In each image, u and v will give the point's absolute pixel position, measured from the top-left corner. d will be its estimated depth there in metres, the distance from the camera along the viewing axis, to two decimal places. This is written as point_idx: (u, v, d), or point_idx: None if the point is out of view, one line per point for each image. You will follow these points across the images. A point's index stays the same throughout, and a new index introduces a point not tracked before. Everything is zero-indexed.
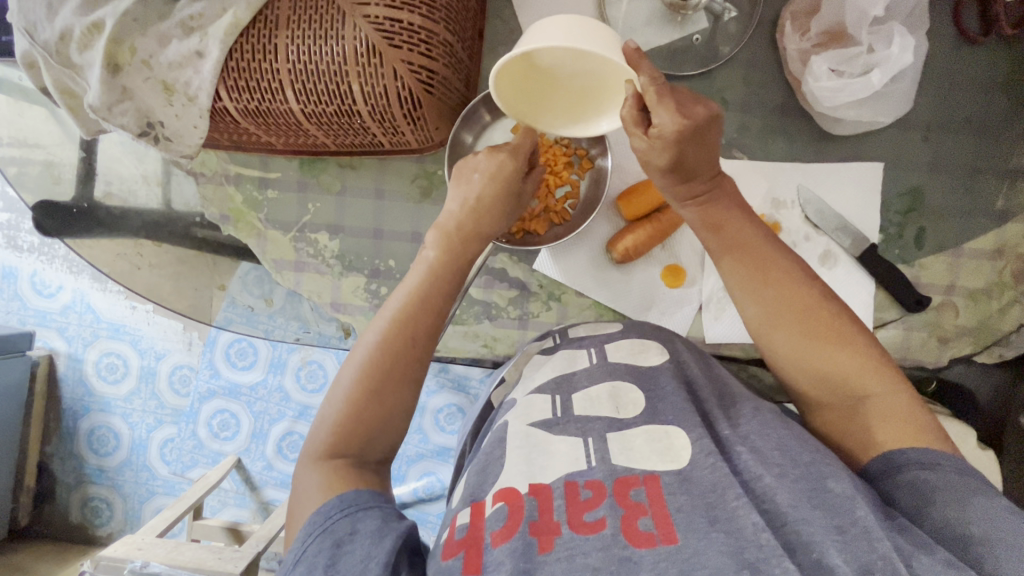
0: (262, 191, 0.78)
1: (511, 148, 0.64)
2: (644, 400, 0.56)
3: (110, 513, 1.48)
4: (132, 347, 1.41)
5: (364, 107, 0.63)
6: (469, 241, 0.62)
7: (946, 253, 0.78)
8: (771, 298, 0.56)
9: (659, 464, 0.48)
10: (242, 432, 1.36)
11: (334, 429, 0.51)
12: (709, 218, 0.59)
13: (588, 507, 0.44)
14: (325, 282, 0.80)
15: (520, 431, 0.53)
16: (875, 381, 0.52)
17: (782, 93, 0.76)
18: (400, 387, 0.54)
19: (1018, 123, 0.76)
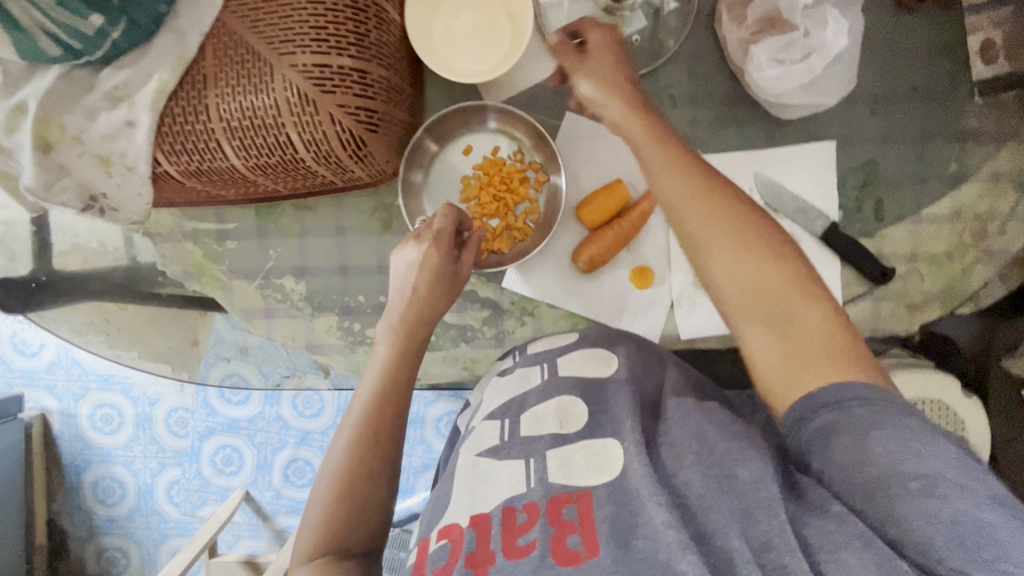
0: (222, 243, 0.78)
1: (432, 232, 0.62)
2: (587, 411, 0.60)
3: (127, 561, 1.49)
4: (124, 396, 1.41)
5: (307, 153, 0.62)
6: (416, 326, 0.61)
7: (906, 221, 0.79)
8: (701, 200, 0.53)
9: (591, 479, 0.53)
10: (247, 465, 1.42)
11: (312, 536, 0.52)
12: (647, 148, 0.57)
13: (522, 531, 0.50)
14: (297, 325, 0.79)
15: (469, 462, 0.59)
16: (798, 293, 0.50)
17: (728, 83, 0.76)
18: (372, 483, 0.54)
19: (962, 86, 0.77)
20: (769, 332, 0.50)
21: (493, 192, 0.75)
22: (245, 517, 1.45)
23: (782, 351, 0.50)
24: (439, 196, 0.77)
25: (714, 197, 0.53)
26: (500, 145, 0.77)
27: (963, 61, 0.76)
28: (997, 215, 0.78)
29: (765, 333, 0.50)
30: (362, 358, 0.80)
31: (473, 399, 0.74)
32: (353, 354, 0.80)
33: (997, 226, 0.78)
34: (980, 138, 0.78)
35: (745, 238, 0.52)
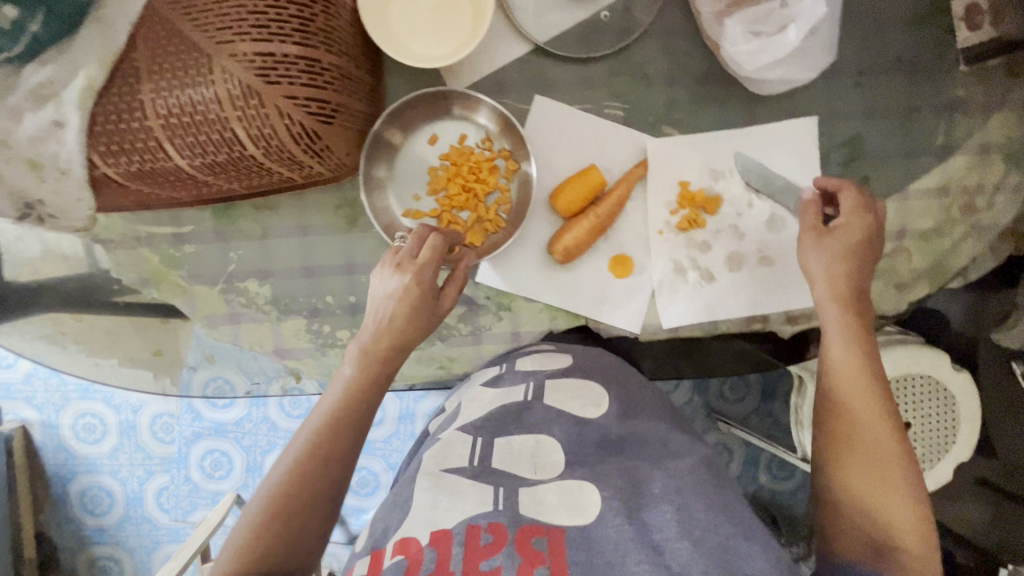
0: (178, 247, 0.73)
1: (415, 265, 0.60)
2: (563, 461, 0.56)
3: (119, 572, 1.47)
4: (105, 405, 1.38)
5: (257, 150, 0.58)
6: (384, 359, 0.60)
7: (893, 198, 0.76)
8: (862, 351, 0.64)
9: (565, 520, 0.49)
10: (237, 468, 1.41)
11: (240, 551, 0.49)
12: (850, 329, 0.65)
13: (486, 554, 0.45)
14: (264, 329, 0.76)
15: (432, 475, 0.54)
16: (896, 471, 0.59)
17: (705, 58, 0.72)
18: (309, 514, 0.52)
19: (948, 54, 0.73)
20: (863, 467, 0.60)
21: (461, 183, 0.71)
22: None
23: (863, 479, 0.59)
24: (405, 189, 0.73)
25: (858, 320, 0.66)
26: (467, 132, 0.73)
27: (949, 28, 0.73)
28: (986, 188, 0.76)
29: (858, 457, 0.60)
30: (334, 360, 0.77)
31: (448, 408, 0.72)
32: (325, 357, 0.77)
33: (986, 199, 0.76)
34: (969, 109, 0.74)
35: (851, 381, 0.63)
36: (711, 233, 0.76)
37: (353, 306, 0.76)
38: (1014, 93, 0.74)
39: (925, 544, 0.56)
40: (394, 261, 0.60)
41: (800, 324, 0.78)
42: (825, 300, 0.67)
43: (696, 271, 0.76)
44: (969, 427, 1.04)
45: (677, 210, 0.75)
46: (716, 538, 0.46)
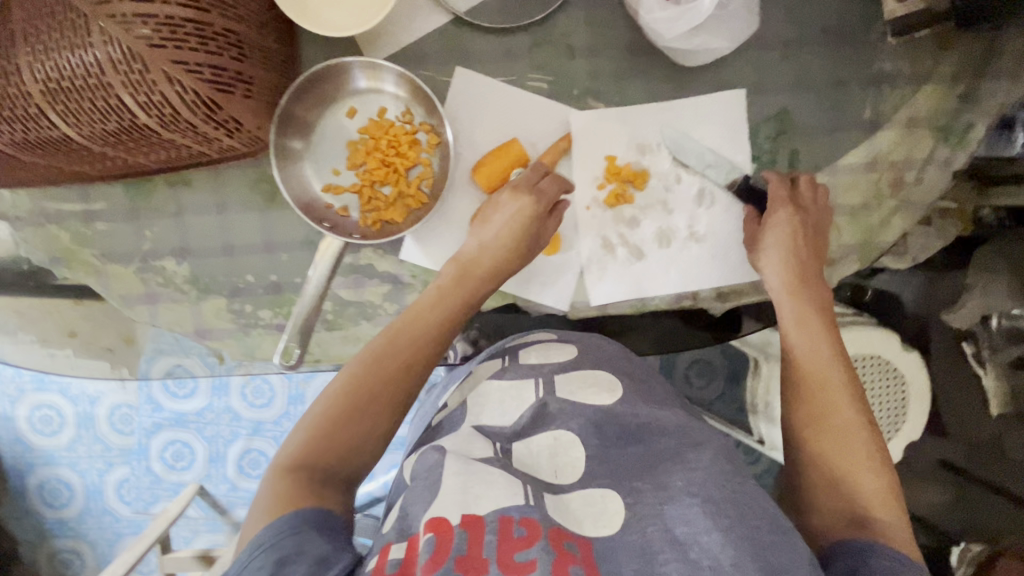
0: (90, 225, 0.71)
1: (533, 187, 0.69)
2: (584, 459, 0.57)
3: (83, 561, 1.49)
4: (62, 396, 1.39)
5: (150, 119, 0.56)
6: (464, 299, 0.67)
7: (822, 173, 0.75)
8: (819, 336, 0.70)
9: (591, 530, 0.50)
10: (199, 458, 1.41)
11: (295, 449, 0.55)
12: (800, 317, 0.71)
13: (521, 545, 0.45)
14: (183, 309, 0.74)
15: (461, 458, 0.54)
16: (863, 459, 0.63)
17: (629, 29, 0.70)
18: (387, 412, 0.59)
19: (875, 26, 0.73)
20: (825, 450, 0.64)
21: (381, 157, 0.70)
22: (201, 512, 1.46)
23: (829, 463, 0.64)
24: (325, 164, 0.72)
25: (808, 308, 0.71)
26: (386, 106, 0.71)
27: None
28: (915, 163, 0.75)
29: (825, 442, 0.65)
30: (257, 341, 0.75)
31: (452, 403, 0.68)
32: (247, 338, 0.75)
33: (916, 174, 0.75)
34: (895, 83, 0.74)
35: (809, 368, 0.69)
36: (639, 209, 0.75)
37: (276, 285, 0.74)
38: (942, 65, 0.73)
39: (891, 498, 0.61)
40: (516, 186, 0.69)
41: (731, 301, 0.77)
42: (779, 290, 0.72)
43: (625, 248, 0.75)
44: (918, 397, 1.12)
45: (604, 184, 0.75)
46: (741, 529, 0.49)
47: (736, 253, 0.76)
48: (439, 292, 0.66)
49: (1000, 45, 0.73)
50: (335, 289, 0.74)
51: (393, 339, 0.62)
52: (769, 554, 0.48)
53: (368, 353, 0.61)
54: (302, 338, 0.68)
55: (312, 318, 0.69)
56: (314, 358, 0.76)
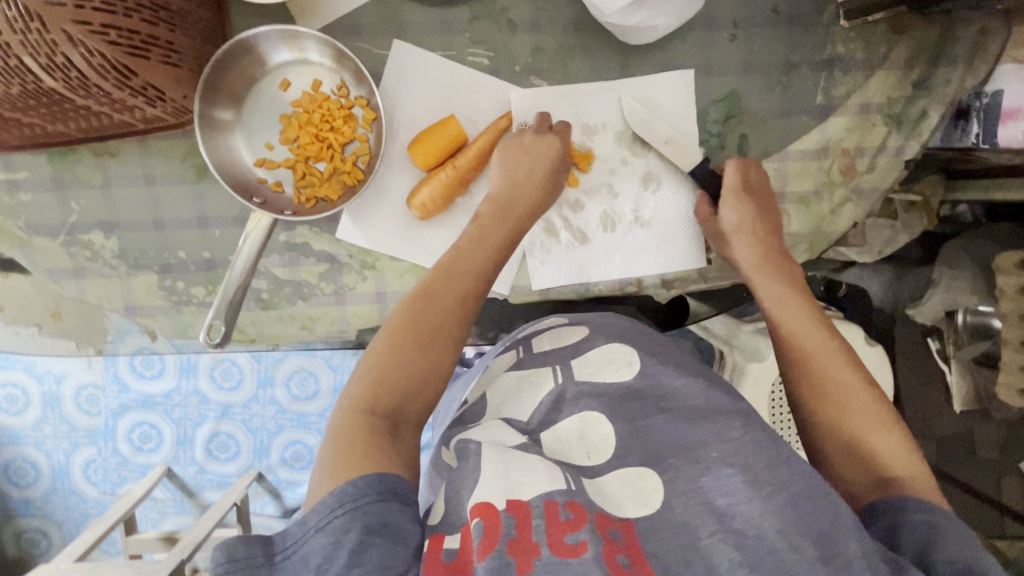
0: (14, 195, 0.69)
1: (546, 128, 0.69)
2: (614, 434, 0.58)
3: (48, 541, 1.49)
4: (27, 374, 1.36)
5: (56, 82, 0.52)
6: (498, 245, 0.65)
7: (772, 159, 0.74)
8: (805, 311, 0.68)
9: (632, 511, 0.52)
10: (166, 441, 1.39)
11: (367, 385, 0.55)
12: (777, 295, 0.69)
13: (570, 528, 0.46)
14: (113, 285, 0.72)
15: (497, 447, 0.54)
16: (877, 427, 0.60)
17: (573, 5, 0.69)
18: (443, 344, 0.58)
19: (829, 7, 0.71)
20: (839, 410, 0.61)
21: (314, 131, 0.68)
22: (168, 494, 1.43)
23: (846, 424, 0.60)
24: (258, 138, 0.70)
25: (782, 275, 0.71)
26: (321, 78, 0.69)
27: None
28: (867, 151, 0.73)
29: (837, 402, 0.62)
30: (189, 319, 0.73)
31: (472, 398, 0.68)
32: (179, 315, 0.73)
33: (867, 162, 0.73)
34: (848, 67, 0.72)
35: (811, 332, 0.66)
36: (584, 191, 0.74)
37: (208, 262, 0.72)
38: (896, 50, 0.72)
39: (913, 455, 0.58)
40: (538, 126, 0.69)
41: (676, 288, 0.76)
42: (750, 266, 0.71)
43: (569, 232, 0.74)
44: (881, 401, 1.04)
45: None
46: (786, 494, 0.50)
47: (683, 241, 0.75)
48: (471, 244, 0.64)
49: (957, 30, 0.71)
50: (270, 267, 0.73)
51: (432, 282, 0.61)
52: (802, 512, 0.49)
53: (410, 297, 0.60)
54: (229, 316, 0.66)
55: (241, 296, 0.67)
56: (247, 337, 0.74)
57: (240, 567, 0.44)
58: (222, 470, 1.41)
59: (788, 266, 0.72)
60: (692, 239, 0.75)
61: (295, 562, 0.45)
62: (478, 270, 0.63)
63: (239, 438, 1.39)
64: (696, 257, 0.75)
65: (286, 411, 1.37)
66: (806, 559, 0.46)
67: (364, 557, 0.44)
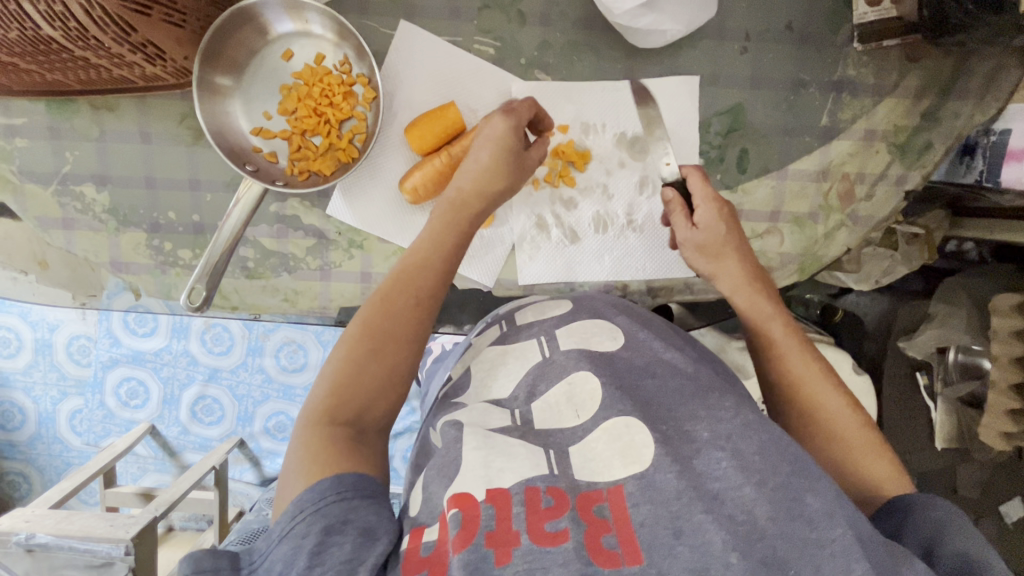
0: (10, 140, 0.70)
1: (509, 110, 0.65)
2: (602, 386, 0.57)
3: (28, 485, 1.50)
4: (21, 319, 1.36)
5: (54, 31, 0.53)
6: (455, 241, 0.62)
7: (770, 176, 0.73)
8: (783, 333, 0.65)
9: (621, 471, 0.50)
10: (153, 398, 1.40)
11: (328, 396, 0.52)
12: (755, 314, 0.67)
13: (549, 516, 0.46)
14: (101, 240, 0.72)
15: (479, 432, 0.54)
16: (863, 446, 0.59)
17: (583, 3, 0.68)
18: (400, 348, 0.56)
19: (844, 28, 0.70)
20: (821, 434, 0.61)
21: (312, 105, 0.68)
22: (150, 450, 1.45)
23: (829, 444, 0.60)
24: (256, 106, 0.70)
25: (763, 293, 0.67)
26: (325, 53, 0.69)
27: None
28: (867, 177, 0.73)
29: (820, 426, 0.61)
30: (174, 281, 0.73)
31: (456, 374, 0.68)
32: (164, 276, 0.73)
33: (866, 189, 0.73)
34: (857, 91, 0.71)
35: (791, 353, 0.64)
36: (579, 190, 0.73)
37: (197, 225, 0.72)
38: (907, 79, 0.71)
39: (894, 467, 0.57)
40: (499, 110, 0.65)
41: (661, 297, 0.77)
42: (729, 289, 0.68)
43: (559, 229, 0.73)
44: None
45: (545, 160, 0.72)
46: (774, 480, 0.48)
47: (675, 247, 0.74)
48: (434, 239, 0.62)
49: (971, 64, 0.69)
50: (258, 237, 0.73)
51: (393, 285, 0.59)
52: (795, 493, 0.47)
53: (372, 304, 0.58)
54: (211, 281, 0.66)
55: (225, 264, 0.67)
56: (230, 304, 0.74)
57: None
58: (204, 433, 1.42)
59: (766, 283, 0.69)
60: None
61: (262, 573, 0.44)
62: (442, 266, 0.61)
63: (224, 402, 1.40)
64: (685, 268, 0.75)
65: (273, 381, 1.38)
66: (796, 544, 0.44)
67: (325, 556, 0.43)
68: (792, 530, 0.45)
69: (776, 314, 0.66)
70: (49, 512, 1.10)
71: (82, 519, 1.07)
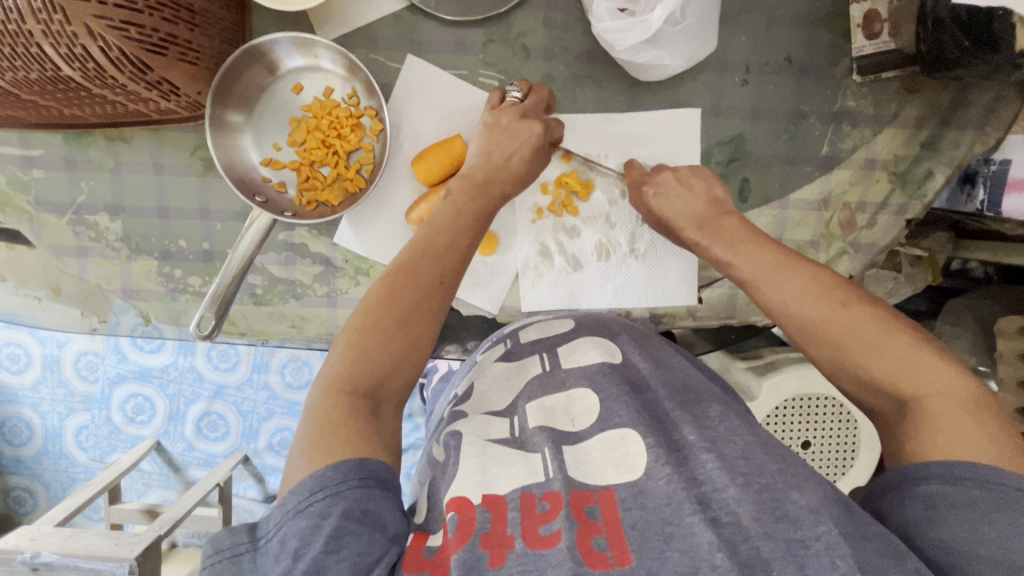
0: (27, 171, 0.72)
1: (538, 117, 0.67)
2: (599, 402, 0.59)
3: (33, 501, 1.49)
4: (30, 336, 1.39)
5: (73, 71, 0.53)
6: (465, 225, 0.60)
7: (772, 205, 0.73)
8: (801, 287, 0.58)
9: (613, 477, 0.51)
10: (158, 415, 1.42)
11: (347, 362, 0.50)
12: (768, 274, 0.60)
13: (544, 520, 0.47)
14: (113, 267, 0.74)
15: (477, 441, 0.56)
16: (935, 400, 0.49)
17: (586, 37, 0.70)
18: (423, 321, 0.54)
19: (844, 59, 0.71)
20: (840, 356, 0.54)
21: (321, 136, 0.70)
22: (155, 467, 1.45)
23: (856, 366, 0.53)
24: (267, 139, 0.72)
25: (771, 250, 0.61)
26: (333, 86, 0.71)
27: (845, 33, 0.70)
28: (868, 206, 0.73)
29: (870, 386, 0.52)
30: (183, 307, 0.75)
31: (461, 389, 0.68)
32: (174, 303, 0.74)
33: (868, 218, 0.73)
34: (857, 122, 0.72)
35: (786, 275, 0.59)
36: (582, 219, 0.73)
37: (207, 254, 0.74)
38: (906, 109, 0.71)
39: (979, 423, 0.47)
40: (527, 111, 0.66)
41: (664, 324, 0.77)
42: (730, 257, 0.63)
43: (563, 257, 0.74)
44: (868, 448, 0.94)
45: (548, 190, 0.73)
46: (759, 482, 0.49)
47: (679, 272, 0.74)
48: (448, 220, 0.60)
49: (969, 95, 0.70)
50: (266, 264, 0.74)
51: (410, 252, 0.57)
52: (781, 496, 0.47)
53: (389, 269, 0.56)
54: (219, 310, 0.67)
55: (234, 291, 0.68)
56: (238, 330, 0.75)
57: (224, 558, 0.43)
58: (208, 450, 1.42)
59: (768, 243, 0.63)
60: (686, 275, 0.75)
61: (274, 546, 0.43)
62: (470, 228, 0.61)
63: (229, 419, 1.41)
64: (687, 295, 0.75)
65: (277, 398, 1.39)
66: (779, 548, 0.44)
67: (341, 544, 0.42)
68: (777, 531, 0.45)
69: (788, 268, 0.59)
70: (55, 530, 1.11)
71: (87, 536, 1.07)
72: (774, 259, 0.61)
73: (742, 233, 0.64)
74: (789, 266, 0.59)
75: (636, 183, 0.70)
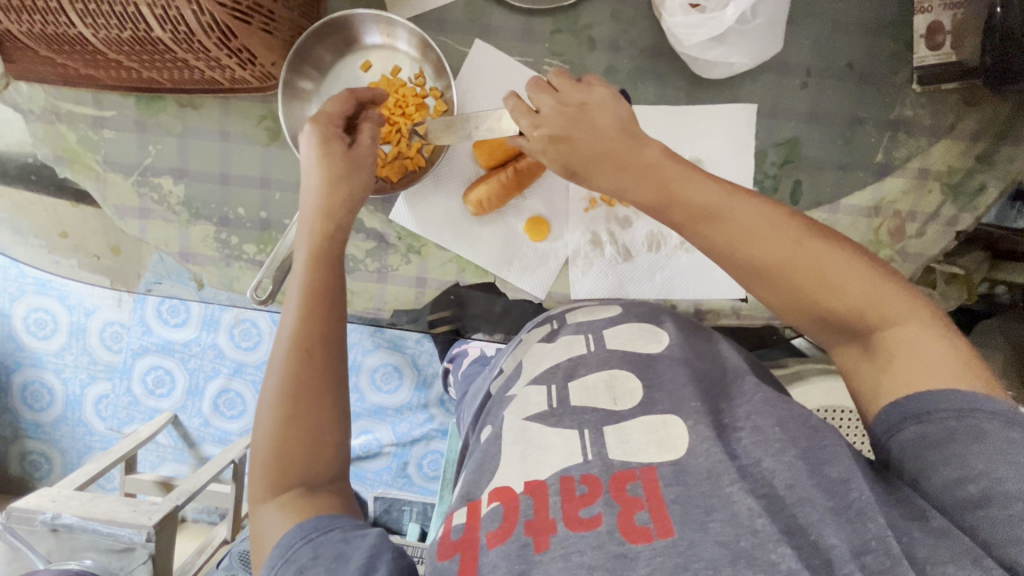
0: (98, 131, 0.74)
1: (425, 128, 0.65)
2: (641, 388, 0.58)
3: (49, 466, 1.52)
4: (60, 303, 1.42)
5: (164, 33, 0.56)
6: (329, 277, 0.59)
7: (823, 209, 0.74)
8: (734, 227, 0.56)
9: (656, 456, 0.51)
10: (177, 389, 1.42)
11: (269, 464, 0.50)
12: (700, 211, 0.57)
13: (584, 503, 0.47)
14: (172, 230, 0.75)
15: (516, 426, 0.56)
16: (893, 312, 0.52)
17: (651, 33, 0.71)
18: (321, 395, 0.53)
19: (903, 68, 0.72)
20: (804, 298, 0.55)
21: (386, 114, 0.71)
22: (170, 440, 1.46)
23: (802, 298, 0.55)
24: None
25: (701, 180, 0.58)
26: (400, 66, 0.73)
27: (907, 43, 0.71)
28: (919, 216, 0.73)
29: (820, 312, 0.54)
30: (237, 274, 0.76)
31: (508, 367, 0.69)
32: (228, 269, 0.76)
33: (918, 227, 0.74)
34: (913, 131, 0.73)
35: (725, 213, 0.56)
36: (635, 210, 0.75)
37: (264, 222, 0.75)
38: (964, 121, 0.72)
39: (924, 330, 0.50)
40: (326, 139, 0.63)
41: (708, 320, 0.77)
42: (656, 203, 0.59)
43: (613, 246, 0.75)
44: None
45: None
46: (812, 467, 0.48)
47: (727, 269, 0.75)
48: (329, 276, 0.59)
49: None
50: None
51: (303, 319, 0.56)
52: (830, 481, 0.47)
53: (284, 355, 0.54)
54: (276, 277, 0.68)
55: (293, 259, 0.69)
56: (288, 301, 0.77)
57: None
58: (224, 426, 1.44)
59: (690, 176, 0.59)
60: None
61: None
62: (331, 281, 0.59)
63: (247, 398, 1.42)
64: (735, 289, 0.75)
65: None
66: (824, 523, 0.44)
67: None
68: (820, 505, 0.46)
69: (715, 209, 0.57)
70: (76, 492, 1.12)
71: (107, 501, 1.09)
72: (699, 206, 0.57)
73: (666, 165, 0.59)
74: (715, 210, 0.57)
75: (524, 123, 0.62)
